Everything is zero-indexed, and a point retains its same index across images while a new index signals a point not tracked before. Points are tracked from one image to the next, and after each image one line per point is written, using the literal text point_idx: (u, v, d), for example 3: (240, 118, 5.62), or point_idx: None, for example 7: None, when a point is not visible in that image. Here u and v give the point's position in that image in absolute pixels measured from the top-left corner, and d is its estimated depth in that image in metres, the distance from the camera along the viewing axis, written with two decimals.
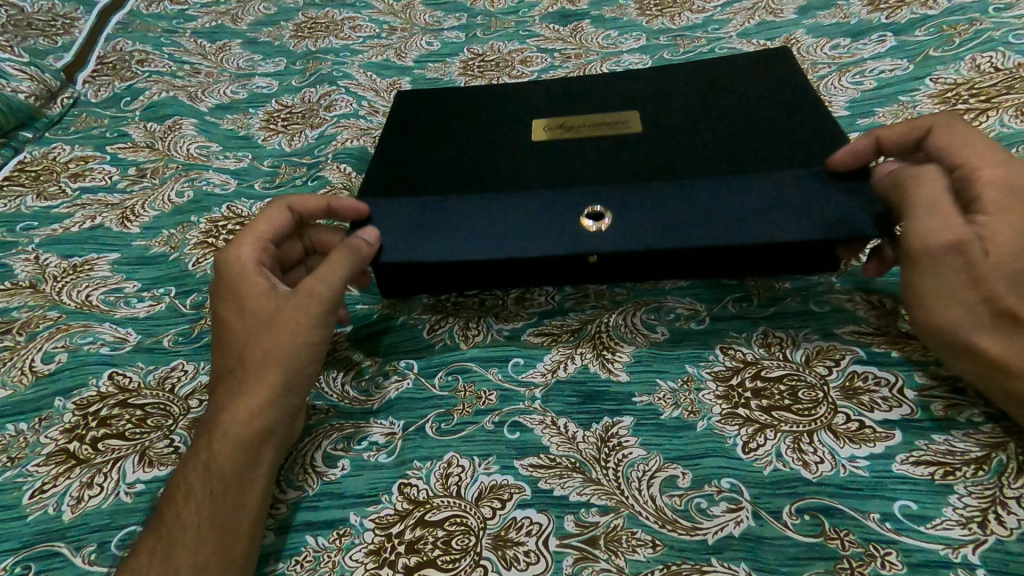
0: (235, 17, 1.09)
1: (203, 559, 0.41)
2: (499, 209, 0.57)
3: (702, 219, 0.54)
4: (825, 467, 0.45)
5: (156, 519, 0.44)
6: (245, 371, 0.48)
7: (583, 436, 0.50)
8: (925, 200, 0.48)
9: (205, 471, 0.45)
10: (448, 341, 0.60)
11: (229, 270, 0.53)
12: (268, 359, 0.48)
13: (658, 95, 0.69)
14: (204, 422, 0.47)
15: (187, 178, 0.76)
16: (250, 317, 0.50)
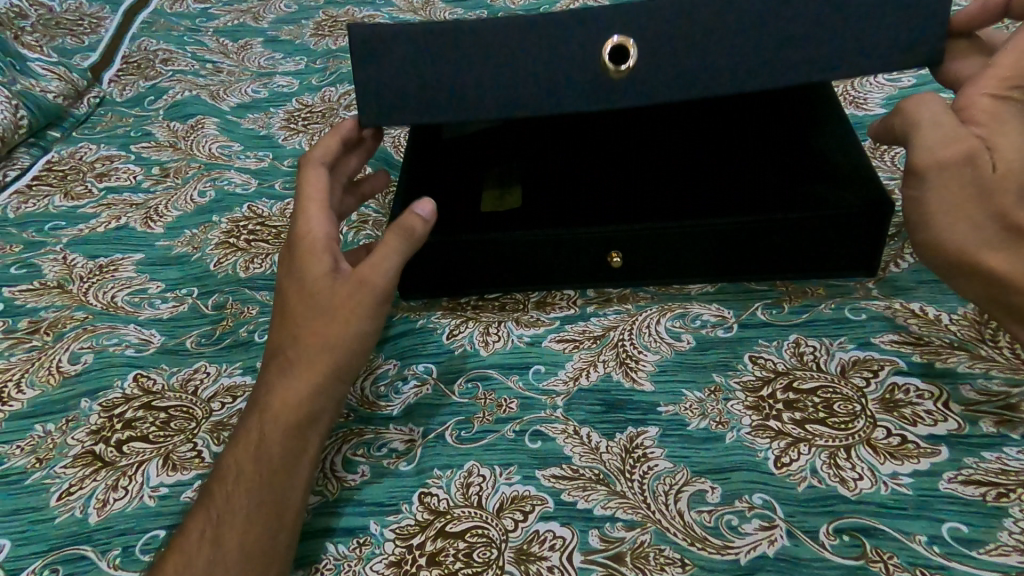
0: (257, 16, 1.09)
1: (249, 548, 0.41)
2: (512, 37, 0.50)
3: (736, 47, 0.49)
4: (864, 484, 0.43)
5: (203, 503, 0.43)
6: (297, 353, 0.46)
7: (607, 446, 0.49)
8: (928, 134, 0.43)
9: (252, 459, 0.43)
10: (468, 346, 0.59)
11: (302, 243, 0.49)
12: (320, 343, 0.45)
13: None
14: (254, 402, 0.46)
15: (209, 178, 0.77)
16: (307, 300, 0.47)
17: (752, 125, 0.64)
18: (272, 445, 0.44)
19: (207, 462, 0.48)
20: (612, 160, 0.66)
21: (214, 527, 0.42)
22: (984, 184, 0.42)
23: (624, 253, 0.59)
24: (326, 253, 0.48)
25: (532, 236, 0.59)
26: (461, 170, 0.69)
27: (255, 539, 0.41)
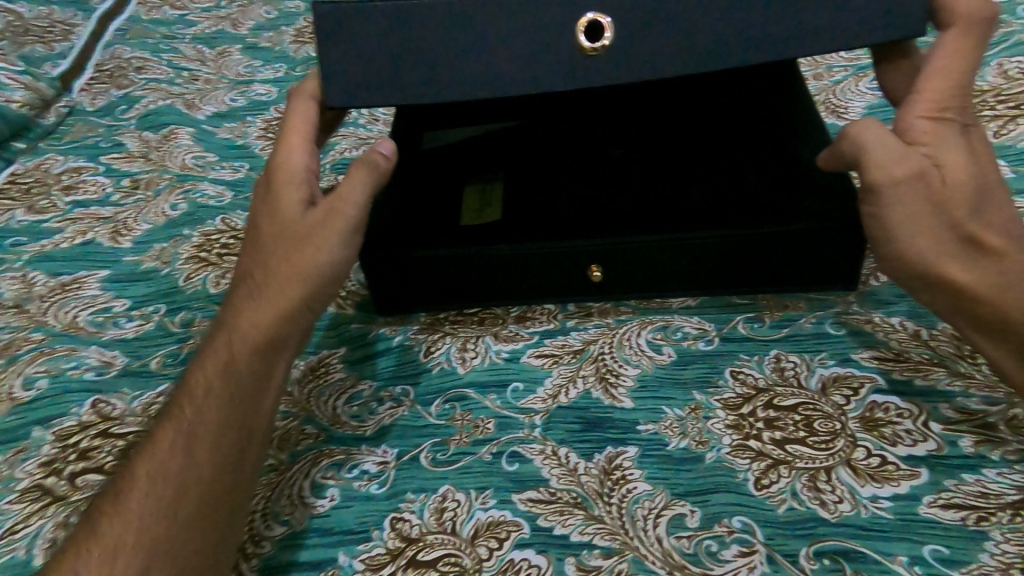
0: (236, 22, 1.05)
1: (219, 457, 0.43)
2: (476, 12, 0.48)
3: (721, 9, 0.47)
4: (844, 507, 0.42)
5: (171, 414, 0.45)
6: (267, 278, 0.47)
7: (585, 468, 0.48)
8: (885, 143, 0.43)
9: (222, 375, 0.45)
10: (446, 364, 0.58)
11: (279, 171, 0.50)
12: (292, 271, 0.47)
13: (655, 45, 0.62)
14: (222, 323, 0.48)
15: (182, 190, 0.75)
16: (276, 227, 0.49)
17: (734, 136, 0.64)
18: (240, 362, 0.46)
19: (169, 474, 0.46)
20: (597, 172, 0.65)
21: (181, 439, 0.43)
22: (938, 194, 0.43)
23: (604, 267, 0.58)
24: (303, 186, 0.50)
25: (513, 249, 0.58)
26: (442, 183, 0.68)
27: (224, 451, 0.43)
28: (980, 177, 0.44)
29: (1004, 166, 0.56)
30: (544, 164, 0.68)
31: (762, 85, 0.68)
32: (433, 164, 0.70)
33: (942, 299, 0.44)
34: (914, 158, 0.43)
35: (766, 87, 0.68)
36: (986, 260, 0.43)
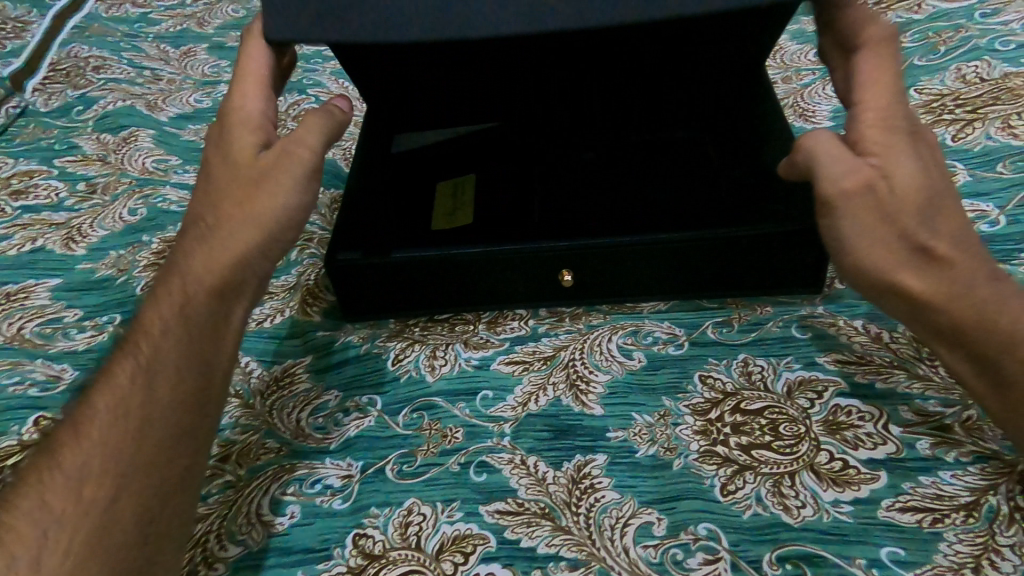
0: (202, 21, 1.00)
1: (180, 392, 0.41)
2: None
3: None
4: (807, 512, 0.42)
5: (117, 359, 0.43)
6: (224, 220, 0.48)
7: (554, 477, 0.47)
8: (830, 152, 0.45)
9: (178, 314, 0.44)
10: (414, 372, 0.57)
11: (235, 117, 0.51)
12: (250, 213, 0.48)
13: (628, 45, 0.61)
14: (176, 266, 0.47)
15: (142, 195, 0.72)
16: (233, 171, 0.50)
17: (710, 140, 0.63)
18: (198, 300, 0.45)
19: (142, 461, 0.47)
20: (568, 180, 0.66)
21: (133, 379, 0.41)
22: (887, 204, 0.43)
23: (575, 272, 0.57)
24: (258, 132, 0.51)
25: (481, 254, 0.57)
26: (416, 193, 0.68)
27: (181, 388, 0.42)
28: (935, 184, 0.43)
29: (961, 171, 0.57)
30: (514, 174, 0.68)
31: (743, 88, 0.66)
32: (403, 171, 0.70)
33: (902, 311, 0.44)
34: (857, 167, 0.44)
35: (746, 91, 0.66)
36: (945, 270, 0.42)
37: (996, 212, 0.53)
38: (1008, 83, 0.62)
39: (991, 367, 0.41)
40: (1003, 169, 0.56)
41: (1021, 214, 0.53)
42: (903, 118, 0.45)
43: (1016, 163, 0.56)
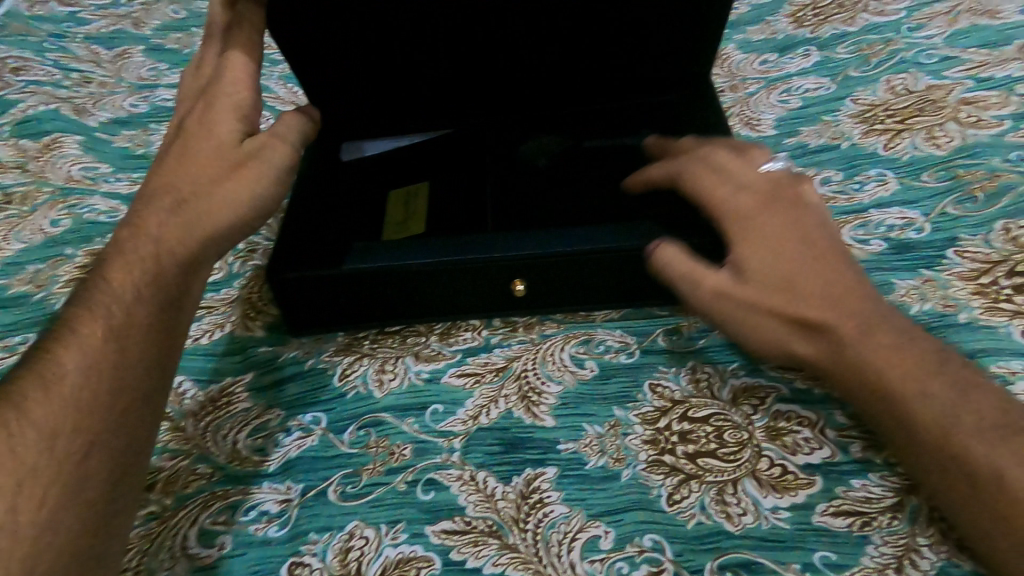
0: (138, 21, 0.95)
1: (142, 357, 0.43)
2: None
3: None
4: (747, 519, 0.43)
5: (69, 324, 0.42)
6: (195, 201, 0.50)
7: (503, 493, 0.46)
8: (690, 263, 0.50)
9: (139, 283, 0.45)
10: (362, 388, 0.55)
11: (219, 104, 0.55)
12: (223, 196, 0.51)
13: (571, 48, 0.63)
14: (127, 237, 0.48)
15: (66, 205, 0.68)
16: (210, 153, 0.53)
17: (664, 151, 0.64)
18: (159, 273, 0.46)
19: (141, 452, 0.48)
20: (521, 183, 0.66)
21: (90, 340, 0.41)
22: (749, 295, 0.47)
23: (528, 282, 0.56)
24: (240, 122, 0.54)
25: (432, 264, 0.55)
26: (362, 207, 0.66)
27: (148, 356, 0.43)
28: (788, 242, 0.48)
29: (891, 180, 0.60)
30: (467, 179, 0.68)
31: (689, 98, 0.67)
32: (355, 181, 0.68)
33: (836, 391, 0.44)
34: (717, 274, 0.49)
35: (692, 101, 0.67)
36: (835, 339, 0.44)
37: (922, 220, 0.56)
38: (932, 94, 0.66)
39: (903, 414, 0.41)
40: (928, 178, 0.59)
41: (944, 221, 0.55)
42: (754, 189, 0.52)
43: (939, 172, 0.59)
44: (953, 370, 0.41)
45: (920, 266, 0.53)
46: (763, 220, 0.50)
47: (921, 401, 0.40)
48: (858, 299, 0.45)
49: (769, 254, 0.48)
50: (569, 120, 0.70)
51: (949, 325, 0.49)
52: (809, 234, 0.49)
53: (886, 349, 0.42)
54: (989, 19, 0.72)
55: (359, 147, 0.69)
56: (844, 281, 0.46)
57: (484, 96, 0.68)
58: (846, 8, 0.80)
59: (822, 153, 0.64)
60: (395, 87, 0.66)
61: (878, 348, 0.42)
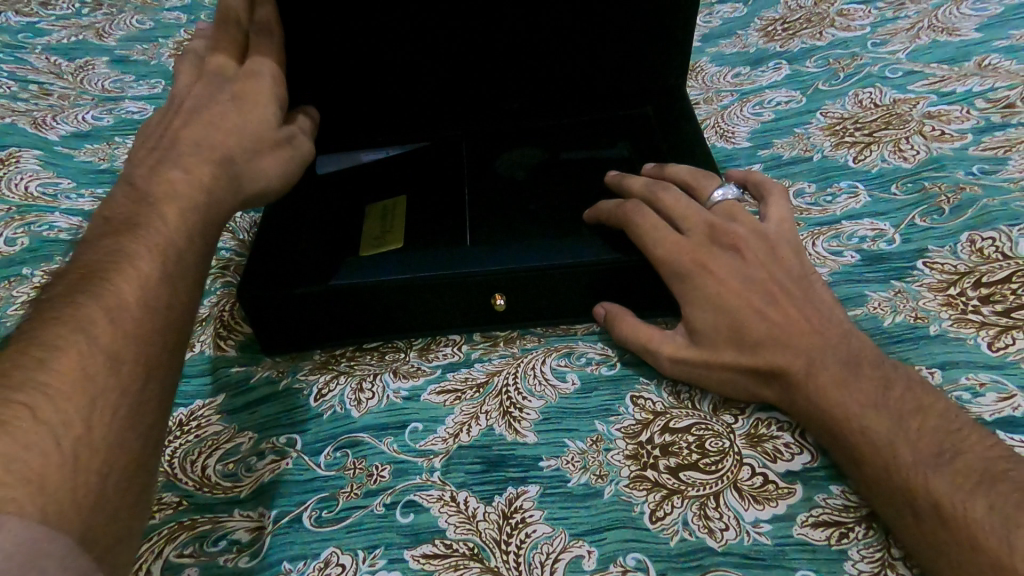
0: (101, 32, 0.92)
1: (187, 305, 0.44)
2: None
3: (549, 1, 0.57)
4: (729, 534, 0.43)
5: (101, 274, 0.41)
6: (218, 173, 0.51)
7: (485, 513, 0.45)
8: (646, 335, 0.52)
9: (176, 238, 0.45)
10: (339, 407, 0.53)
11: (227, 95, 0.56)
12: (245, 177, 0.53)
13: (548, 65, 0.65)
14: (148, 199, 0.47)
15: (24, 222, 0.65)
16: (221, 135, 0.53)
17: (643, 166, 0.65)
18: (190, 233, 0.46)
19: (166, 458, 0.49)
20: (497, 197, 0.66)
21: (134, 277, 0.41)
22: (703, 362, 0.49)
23: (507, 296, 0.56)
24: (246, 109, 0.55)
25: (411, 279, 0.54)
26: (338, 219, 0.64)
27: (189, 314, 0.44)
28: (742, 281, 0.51)
29: (862, 192, 0.61)
30: (445, 192, 0.67)
31: (667, 112, 0.68)
32: (333, 194, 0.67)
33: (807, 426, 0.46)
34: (672, 343, 0.51)
35: (669, 116, 0.68)
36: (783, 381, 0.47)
37: (892, 231, 0.57)
38: (898, 108, 0.68)
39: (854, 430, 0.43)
40: (896, 190, 0.60)
41: (913, 233, 0.57)
42: (702, 232, 0.54)
43: (906, 184, 0.61)
44: (901, 394, 0.44)
45: (891, 277, 0.54)
46: (705, 274, 0.52)
47: (868, 429, 0.43)
48: (810, 333, 0.48)
49: (726, 301, 0.50)
50: (546, 133, 0.70)
51: (920, 336, 0.50)
52: (761, 273, 0.52)
53: (834, 383, 0.45)
54: (948, 36, 0.75)
55: (353, 157, 0.69)
56: (797, 320, 0.49)
57: (465, 110, 0.67)
58: (814, 23, 0.82)
59: (794, 165, 0.65)
60: (372, 98, 0.65)
61: (825, 382, 0.45)
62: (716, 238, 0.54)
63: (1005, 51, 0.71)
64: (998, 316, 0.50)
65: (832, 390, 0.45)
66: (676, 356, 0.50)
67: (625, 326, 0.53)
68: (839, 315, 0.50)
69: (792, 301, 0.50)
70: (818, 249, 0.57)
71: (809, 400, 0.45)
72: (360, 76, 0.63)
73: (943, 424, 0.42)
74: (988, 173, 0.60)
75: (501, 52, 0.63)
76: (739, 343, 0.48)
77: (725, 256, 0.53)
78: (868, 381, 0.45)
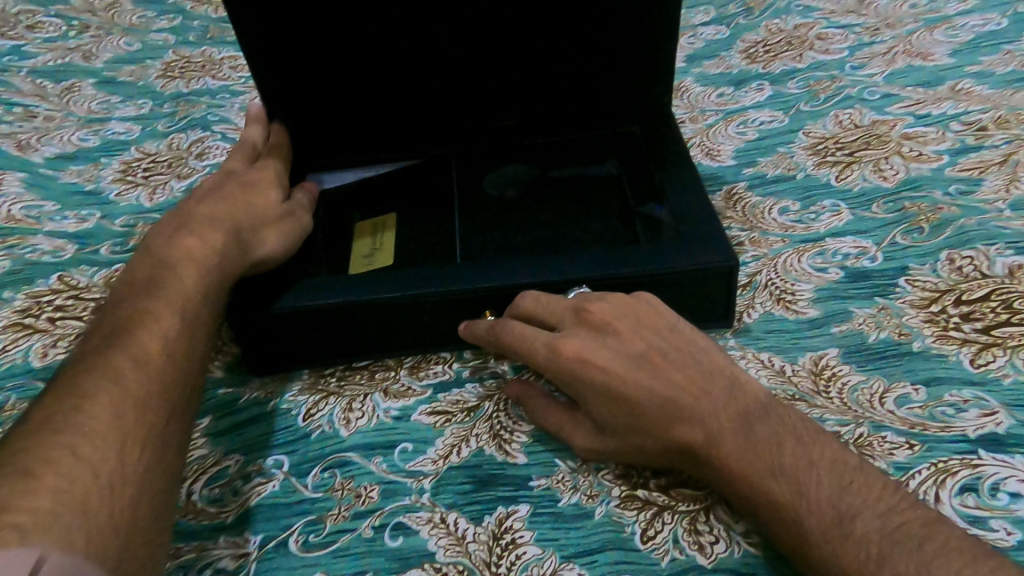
0: (88, 54, 0.92)
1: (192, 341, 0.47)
2: None
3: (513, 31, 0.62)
4: (719, 548, 0.43)
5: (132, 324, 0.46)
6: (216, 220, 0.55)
7: (474, 535, 0.45)
8: (557, 422, 0.49)
9: (195, 285, 0.50)
10: (327, 427, 0.52)
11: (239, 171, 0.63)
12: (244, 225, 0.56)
13: (530, 88, 0.66)
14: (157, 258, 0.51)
15: (8, 245, 0.65)
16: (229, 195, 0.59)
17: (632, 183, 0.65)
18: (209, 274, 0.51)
19: (193, 498, 0.48)
20: (488, 214, 0.66)
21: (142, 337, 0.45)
22: (617, 449, 0.46)
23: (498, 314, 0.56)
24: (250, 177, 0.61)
25: (386, 300, 0.54)
26: (330, 241, 0.65)
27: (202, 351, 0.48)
28: (612, 345, 0.48)
29: (844, 210, 0.62)
30: (436, 208, 0.67)
31: (654, 126, 0.68)
32: (326, 212, 0.67)
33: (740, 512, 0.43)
34: (582, 428, 0.48)
35: (656, 128, 0.67)
36: (696, 463, 0.43)
37: (874, 249, 0.58)
38: (877, 129, 0.70)
39: (785, 512, 0.39)
40: (877, 209, 0.62)
41: (895, 251, 0.58)
42: (570, 315, 0.51)
43: (887, 204, 0.62)
44: (789, 452, 0.41)
45: (875, 294, 0.55)
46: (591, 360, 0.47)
47: (775, 503, 0.40)
48: (698, 399, 0.44)
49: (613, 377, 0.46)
50: (535, 150, 0.69)
51: (904, 353, 0.50)
52: (640, 344, 0.48)
53: (733, 453, 0.42)
54: (922, 61, 0.77)
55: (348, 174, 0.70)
56: (684, 384, 0.45)
57: (453, 130, 0.69)
58: (794, 46, 0.84)
59: (778, 184, 0.67)
60: (361, 117, 0.67)
61: (730, 469, 0.42)
62: (583, 317, 0.50)
63: (976, 75, 0.74)
64: (979, 333, 0.51)
65: (732, 461, 0.42)
66: (586, 445, 0.47)
67: (534, 405, 0.51)
68: (720, 361, 0.47)
69: (669, 362, 0.47)
70: (803, 266, 0.58)
71: (718, 473, 0.42)
72: (351, 97, 0.66)
73: (836, 478, 0.40)
74: (964, 193, 0.62)
75: (488, 72, 0.65)
76: (632, 423, 0.45)
77: (602, 334, 0.49)
78: (766, 454, 0.41)
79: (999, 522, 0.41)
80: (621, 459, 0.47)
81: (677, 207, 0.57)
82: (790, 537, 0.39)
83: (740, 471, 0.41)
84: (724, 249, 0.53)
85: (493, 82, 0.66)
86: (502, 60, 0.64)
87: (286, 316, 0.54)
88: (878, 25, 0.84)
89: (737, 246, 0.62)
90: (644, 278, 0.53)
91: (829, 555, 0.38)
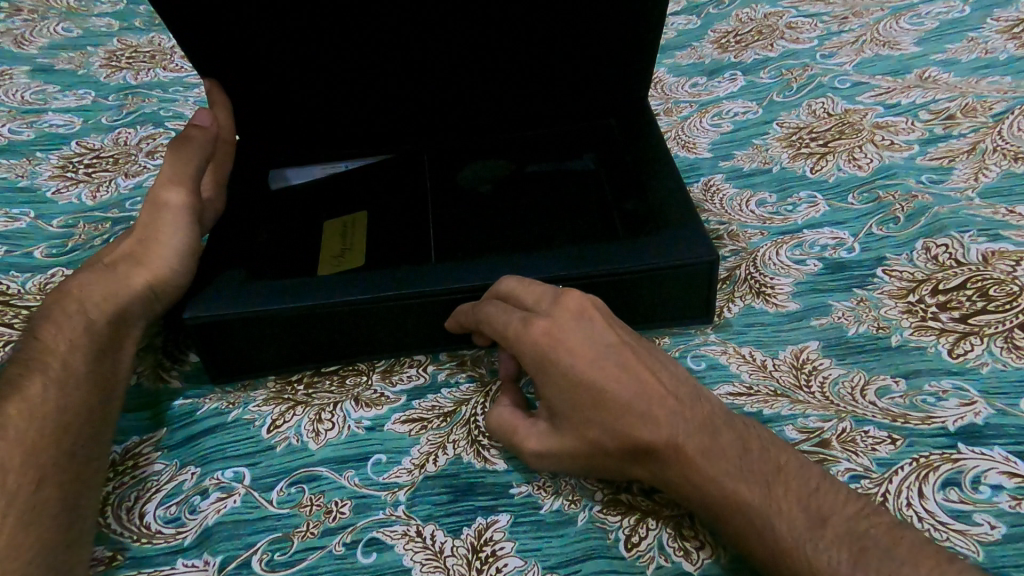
0: (21, 40, 0.86)
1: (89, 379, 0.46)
2: None
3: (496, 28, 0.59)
4: (704, 554, 0.42)
5: None
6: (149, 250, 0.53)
7: (452, 547, 0.43)
8: (511, 427, 0.47)
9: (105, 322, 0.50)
10: (293, 439, 0.49)
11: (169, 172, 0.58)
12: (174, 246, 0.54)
13: (510, 82, 0.64)
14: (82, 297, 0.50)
15: None
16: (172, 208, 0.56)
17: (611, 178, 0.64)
18: None
19: (144, 520, 0.45)
20: (462, 211, 0.64)
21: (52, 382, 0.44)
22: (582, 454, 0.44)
23: None
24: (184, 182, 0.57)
25: (352, 305, 0.51)
26: (295, 241, 0.61)
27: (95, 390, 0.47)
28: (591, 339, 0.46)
29: (820, 201, 0.62)
30: (408, 205, 0.64)
31: (635, 119, 0.66)
32: (290, 211, 0.64)
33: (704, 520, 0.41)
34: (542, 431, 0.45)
35: (636, 121, 0.65)
36: (659, 466, 0.42)
37: (851, 240, 0.58)
38: (849, 118, 0.70)
39: (765, 515, 0.38)
40: (853, 200, 0.62)
41: (871, 241, 0.58)
42: None
43: (862, 194, 0.62)
44: (760, 455, 0.41)
45: (852, 286, 0.55)
46: (560, 354, 0.45)
47: (745, 506, 0.39)
48: (665, 398, 0.43)
49: (582, 374, 0.44)
50: (508, 145, 0.68)
51: (881, 347, 0.50)
52: (613, 337, 0.46)
53: (703, 454, 0.40)
54: (890, 50, 0.78)
55: (309, 171, 0.66)
56: (651, 384, 0.44)
57: (426, 124, 0.66)
58: (765, 35, 0.84)
59: (755, 176, 0.66)
60: (323, 113, 0.64)
61: (699, 473, 0.40)
62: None
63: (943, 64, 0.74)
64: (956, 322, 0.51)
65: (703, 463, 0.40)
66: (539, 449, 0.45)
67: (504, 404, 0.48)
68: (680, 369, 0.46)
69: (642, 362, 0.45)
70: (781, 259, 0.58)
71: (685, 476, 0.41)
72: (319, 90, 0.62)
73: (807, 484, 0.39)
74: (936, 182, 0.62)
75: (456, 67, 0.62)
76: (598, 420, 0.43)
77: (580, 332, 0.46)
78: (738, 456, 0.40)
79: (983, 516, 0.40)
80: (577, 462, 0.44)
81: (659, 203, 0.56)
82: (769, 543, 0.38)
83: (710, 475, 0.40)
84: (704, 245, 0.51)
85: (473, 76, 0.63)
86: (484, 55, 0.61)
87: (243, 322, 0.50)
88: (847, 14, 0.84)
89: (716, 239, 0.61)
90: (626, 276, 0.51)
91: (806, 560, 0.37)
